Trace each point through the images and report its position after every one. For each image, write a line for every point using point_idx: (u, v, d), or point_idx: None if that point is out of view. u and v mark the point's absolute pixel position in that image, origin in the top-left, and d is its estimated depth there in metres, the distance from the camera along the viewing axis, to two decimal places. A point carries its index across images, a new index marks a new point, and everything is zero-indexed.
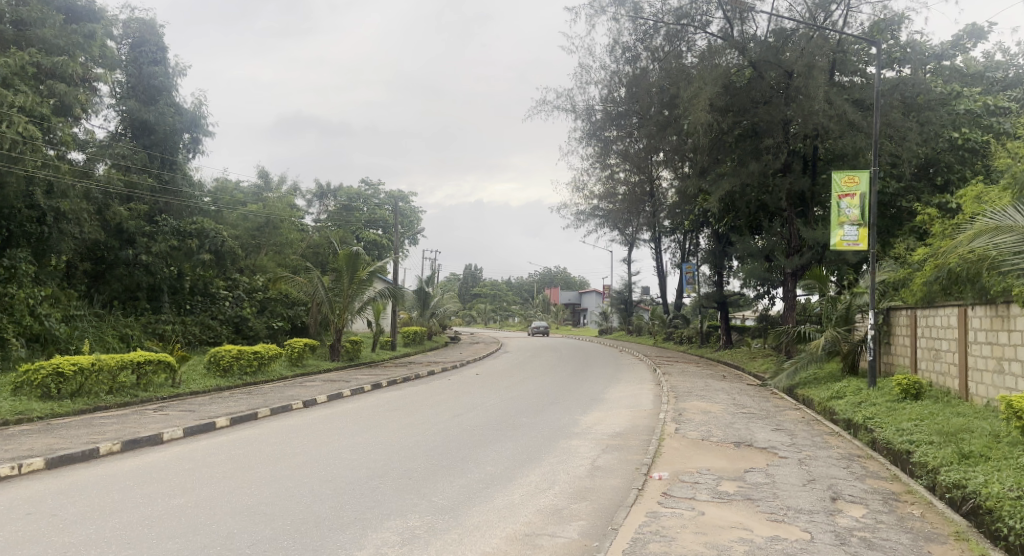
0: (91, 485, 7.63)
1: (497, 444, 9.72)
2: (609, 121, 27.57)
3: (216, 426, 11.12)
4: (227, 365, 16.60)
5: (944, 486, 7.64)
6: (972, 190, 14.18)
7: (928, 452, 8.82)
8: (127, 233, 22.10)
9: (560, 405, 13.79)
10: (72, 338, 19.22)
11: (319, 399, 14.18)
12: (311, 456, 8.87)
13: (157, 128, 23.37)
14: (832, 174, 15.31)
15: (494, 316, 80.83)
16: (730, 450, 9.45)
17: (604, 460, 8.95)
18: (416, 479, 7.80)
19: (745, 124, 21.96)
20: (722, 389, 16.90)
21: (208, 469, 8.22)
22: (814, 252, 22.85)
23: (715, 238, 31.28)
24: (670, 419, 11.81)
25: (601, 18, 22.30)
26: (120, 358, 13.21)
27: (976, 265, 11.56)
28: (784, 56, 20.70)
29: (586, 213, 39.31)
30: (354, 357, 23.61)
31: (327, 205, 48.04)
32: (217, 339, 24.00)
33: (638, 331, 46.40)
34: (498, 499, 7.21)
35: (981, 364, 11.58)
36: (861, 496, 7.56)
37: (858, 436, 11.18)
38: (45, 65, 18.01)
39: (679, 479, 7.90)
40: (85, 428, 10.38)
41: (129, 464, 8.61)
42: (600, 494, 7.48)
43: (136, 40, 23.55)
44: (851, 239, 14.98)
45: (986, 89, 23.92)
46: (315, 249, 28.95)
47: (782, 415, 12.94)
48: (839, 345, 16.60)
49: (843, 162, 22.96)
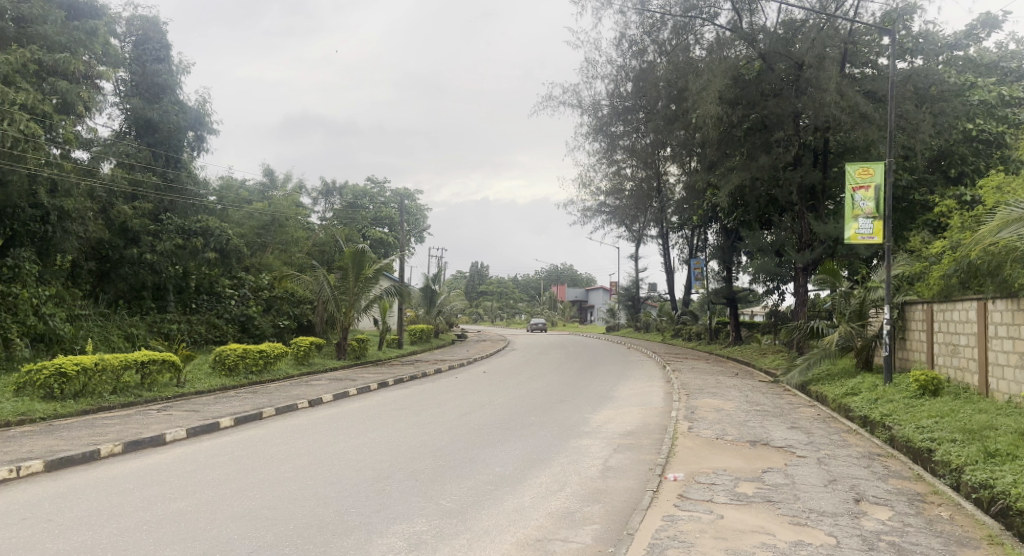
0: (89, 489, 7.40)
1: (506, 444, 9.47)
2: (617, 116, 27.25)
3: (220, 427, 10.89)
4: (233, 364, 16.43)
5: (971, 486, 7.38)
6: (991, 180, 13.85)
7: (953, 450, 8.53)
8: (132, 232, 21.88)
9: (569, 402, 13.52)
10: (77, 338, 19.00)
11: (325, 399, 13.98)
12: (315, 457, 8.65)
13: (161, 126, 23.14)
14: (846, 165, 14.95)
15: (501, 314, 80.60)
16: (745, 450, 9.17)
17: (615, 461, 8.69)
18: (422, 481, 7.59)
19: (755, 117, 21.64)
20: (734, 386, 16.61)
21: (209, 471, 8.01)
22: (825, 246, 22.46)
23: (724, 233, 30.91)
24: (682, 417, 11.54)
25: (608, 10, 21.95)
26: (124, 358, 13.02)
27: (997, 256, 11.28)
28: (795, 48, 20.33)
29: (592, 209, 38.99)
30: (360, 356, 23.26)
31: (332, 203, 47.85)
32: (223, 338, 23.81)
33: (647, 328, 46.08)
34: (508, 501, 6.97)
35: (1002, 359, 11.28)
36: (885, 497, 7.29)
37: (876, 434, 10.90)
38: (47, 63, 17.80)
39: (695, 480, 7.64)
40: (87, 429, 10.17)
41: (130, 465, 8.39)
42: (613, 496, 7.23)
43: (140, 38, 23.36)
44: (865, 232, 14.69)
45: (999, 79, 23.60)
46: (321, 247, 29.42)
47: (797, 413, 12.65)
48: (854, 341, 16.26)
49: (855, 155, 22.63)
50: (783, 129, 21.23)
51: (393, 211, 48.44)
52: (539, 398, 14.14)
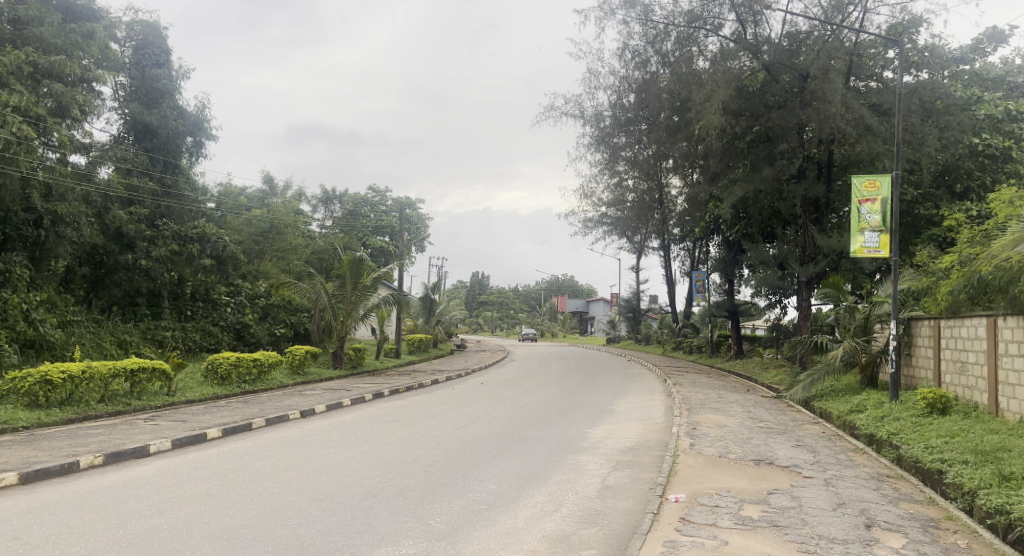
0: (62, 504, 7.05)
1: (501, 459, 9.14)
2: (619, 127, 27.07)
3: (207, 438, 10.55)
4: (226, 373, 16.10)
5: (987, 511, 7.06)
6: (1001, 194, 13.53)
7: (965, 472, 8.20)
8: (127, 238, 21.52)
9: (567, 416, 13.19)
10: (68, 344, 18.66)
11: (317, 409, 13.65)
12: (302, 472, 8.34)
13: (159, 132, 22.83)
14: (852, 178, 14.70)
15: (501, 324, 80.07)
16: (749, 469, 8.83)
17: (614, 479, 8.36)
18: (411, 499, 7.27)
19: (759, 130, 21.33)
20: (736, 402, 16.27)
21: (190, 486, 7.67)
22: (829, 259, 22.20)
23: (727, 246, 30.49)
24: (683, 433, 11.19)
25: (611, 20, 21.75)
26: (113, 366, 12.70)
27: (1010, 272, 10.95)
28: (799, 60, 20.09)
29: (594, 220, 38.72)
30: (358, 365, 22.89)
31: (331, 211, 47.48)
32: (217, 347, 23.47)
33: (647, 341, 45.68)
34: (501, 523, 6.64)
35: (1013, 378, 10.94)
36: (897, 523, 6.95)
37: (883, 454, 10.58)
38: (42, 65, 17.50)
39: (697, 502, 7.29)
40: (69, 439, 9.84)
41: (110, 479, 8.06)
42: (612, 519, 6.89)
43: (139, 43, 23.00)
44: (872, 246, 14.34)
45: (1007, 94, 23.35)
46: (320, 255, 29.09)
47: (801, 431, 12.31)
48: (858, 357, 15.89)
49: (860, 168, 22.32)
50: (787, 141, 20.88)
51: (394, 220, 48.10)
52: (536, 411, 13.78)
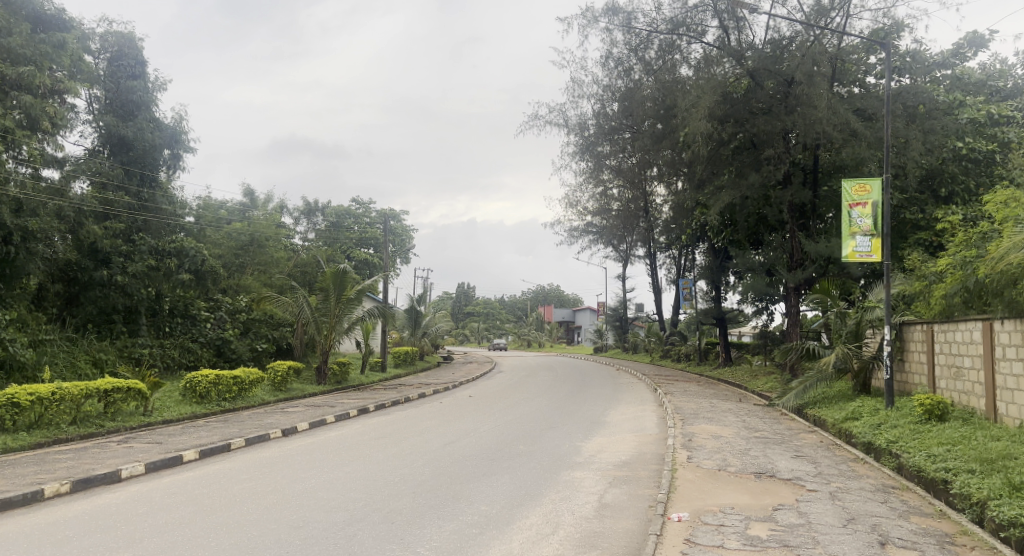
0: (21, 538, 6.54)
1: (491, 478, 8.76)
2: (603, 135, 26.94)
3: (183, 460, 10.07)
4: (204, 392, 15.59)
5: (1002, 523, 6.75)
6: (994, 195, 13.26)
7: (973, 482, 7.89)
8: (102, 253, 20.91)
9: (557, 429, 12.79)
10: (38, 364, 18.00)
11: (300, 427, 13.15)
12: (283, 495, 7.91)
13: (135, 144, 22.25)
14: (842, 182, 14.39)
15: (488, 334, 79.55)
16: (750, 483, 8.50)
17: (612, 496, 8.00)
18: (399, 524, 6.85)
19: (744, 135, 21.06)
20: (729, 411, 15.95)
21: (162, 515, 7.19)
22: (817, 266, 21.92)
23: (711, 253, 30.14)
24: (680, 446, 10.84)
25: (594, 28, 21.52)
26: (84, 386, 12.17)
27: (1006, 275, 10.66)
28: (783, 65, 19.72)
29: (580, 230, 38.43)
30: (342, 381, 22.39)
31: (314, 223, 46.73)
32: (197, 363, 22.94)
33: (635, 349, 45.37)
34: (494, 548, 6.25)
35: (1012, 383, 10.68)
36: (911, 540, 6.62)
37: (883, 463, 10.26)
38: (10, 76, 16.93)
39: (702, 521, 6.94)
40: (34, 466, 9.33)
41: (76, 508, 7.57)
42: (612, 541, 6.52)
43: (114, 55, 22.38)
44: (864, 250, 14.04)
45: (987, 98, 23.38)
46: (302, 268, 28.66)
47: (798, 440, 11.99)
48: (851, 363, 15.47)
49: (845, 173, 22.18)
50: (773, 147, 20.60)
51: (377, 232, 47.72)
52: (526, 425, 13.39)
